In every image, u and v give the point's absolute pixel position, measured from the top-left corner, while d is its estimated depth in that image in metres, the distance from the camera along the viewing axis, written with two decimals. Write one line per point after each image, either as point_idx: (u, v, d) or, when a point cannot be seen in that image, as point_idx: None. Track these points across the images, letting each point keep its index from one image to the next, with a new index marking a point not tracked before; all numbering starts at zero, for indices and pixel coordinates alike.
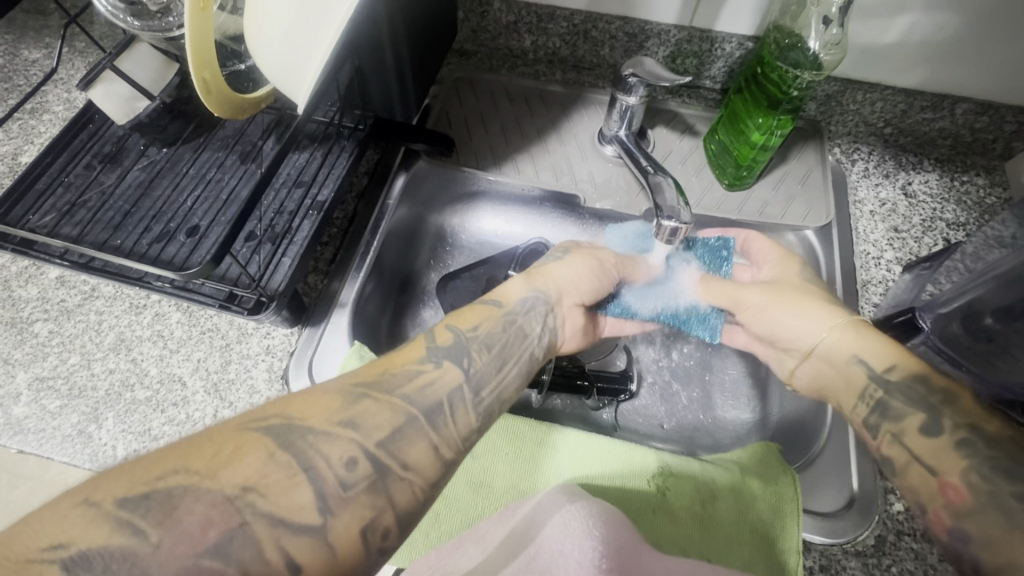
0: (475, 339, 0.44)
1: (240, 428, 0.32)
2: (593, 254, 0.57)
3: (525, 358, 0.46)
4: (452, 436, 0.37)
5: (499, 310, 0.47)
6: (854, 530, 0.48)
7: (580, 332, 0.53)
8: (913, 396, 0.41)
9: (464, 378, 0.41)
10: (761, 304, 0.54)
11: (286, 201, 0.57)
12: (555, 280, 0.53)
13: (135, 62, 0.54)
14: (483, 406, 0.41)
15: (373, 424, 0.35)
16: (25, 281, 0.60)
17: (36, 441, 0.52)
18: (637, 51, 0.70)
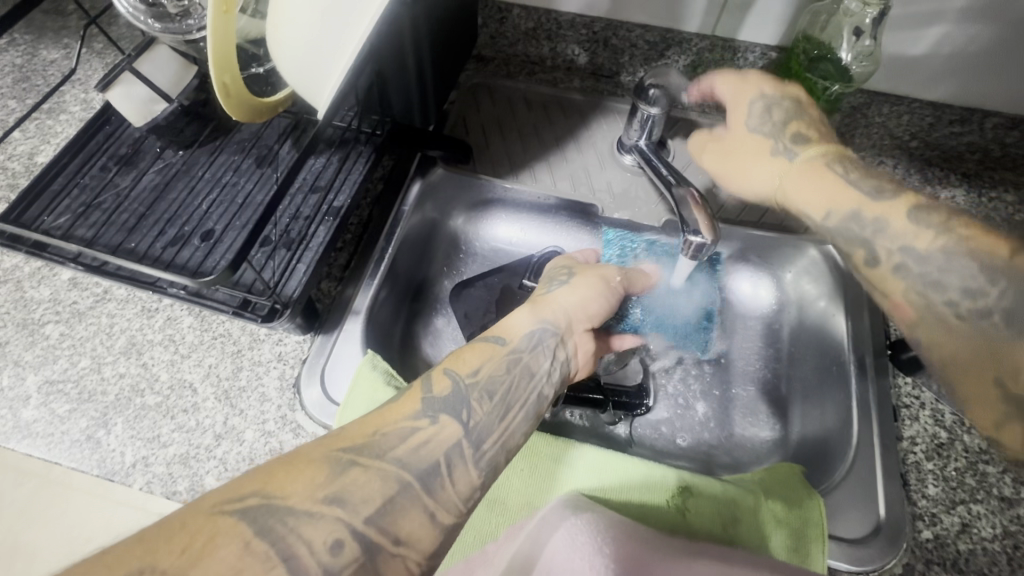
0: (476, 386, 0.43)
1: (218, 512, 0.31)
2: (600, 274, 0.57)
3: (531, 401, 0.45)
4: (449, 498, 0.37)
5: (502, 349, 0.47)
6: (883, 557, 0.46)
7: (591, 359, 0.53)
8: (854, 237, 0.46)
9: (462, 433, 0.40)
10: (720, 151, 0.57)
11: (302, 207, 0.56)
12: (559, 308, 0.52)
13: (153, 64, 0.53)
14: (486, 460, 0.40)
15: (360, 498, 0.34)
16: (38, 282, 0.59)
17: (45, 445, 0.51)
18: (657, 59, 0.69)
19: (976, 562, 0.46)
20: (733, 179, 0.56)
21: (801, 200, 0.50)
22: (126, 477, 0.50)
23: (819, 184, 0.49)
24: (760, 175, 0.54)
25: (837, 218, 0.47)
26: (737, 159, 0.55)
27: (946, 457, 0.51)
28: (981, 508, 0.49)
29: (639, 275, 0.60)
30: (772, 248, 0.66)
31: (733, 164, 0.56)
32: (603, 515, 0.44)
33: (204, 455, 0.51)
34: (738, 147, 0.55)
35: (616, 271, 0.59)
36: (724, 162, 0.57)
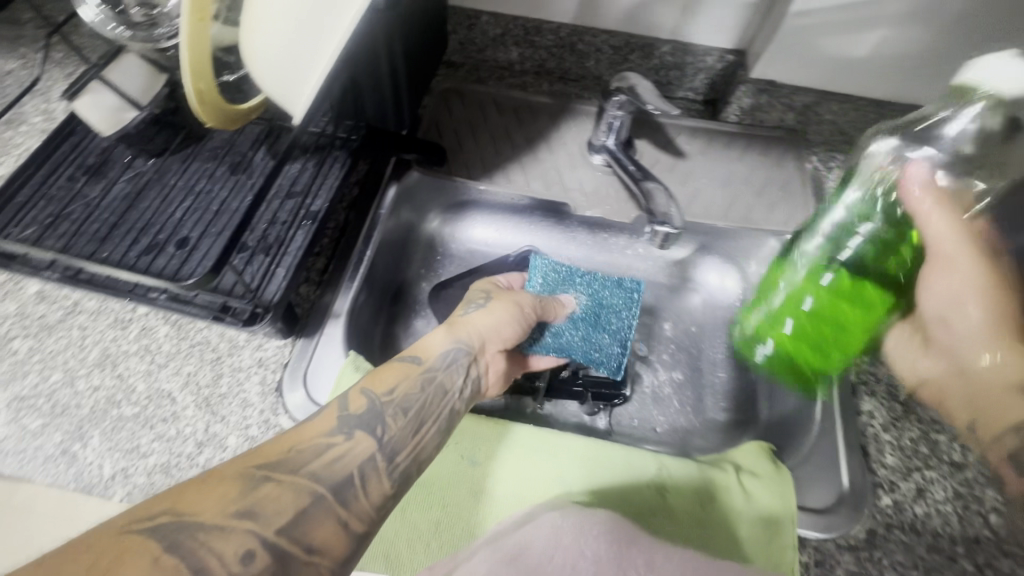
0: (391, 403, 0.45)
1: (122, 532, 0.32)
2: (514, 298, 0.57)
3: (444, 415, 0.47)
4: (361, 508, 0.39)
5: (418, 368, 0.49)
6: (847, 525, 0.49)
7: (505, 379, 0.55)
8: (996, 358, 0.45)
9: (375, 448, 0.42)
10: (948, 270, 0.46)
11: (280, 211, 0.56)
12: (475, 330, 0.53)
13: (122, 73, 0.53)
14: (397, 472, 0.42)
15: (273, 510, 0.36)
16: (2, 296, 0.58)
17: (16, 462, 0.50)
18: (621, 63, 0.73)
19: (931, 524, 0.50)
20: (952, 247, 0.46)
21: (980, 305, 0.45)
22: (104, 489, 0.49)
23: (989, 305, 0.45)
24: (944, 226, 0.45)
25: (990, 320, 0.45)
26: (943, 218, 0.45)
27: (901, 428, 0.55)
28: (934, 473, 0.53)
29: (551, 302, 0.59)
30: (736, 240, 0.69)
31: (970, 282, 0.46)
32: (588, 516, 0.44)
33: (185, 464, 0.50)
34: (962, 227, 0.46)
35: (529, 296, 0.57)
36: (946, 241, 0.46)
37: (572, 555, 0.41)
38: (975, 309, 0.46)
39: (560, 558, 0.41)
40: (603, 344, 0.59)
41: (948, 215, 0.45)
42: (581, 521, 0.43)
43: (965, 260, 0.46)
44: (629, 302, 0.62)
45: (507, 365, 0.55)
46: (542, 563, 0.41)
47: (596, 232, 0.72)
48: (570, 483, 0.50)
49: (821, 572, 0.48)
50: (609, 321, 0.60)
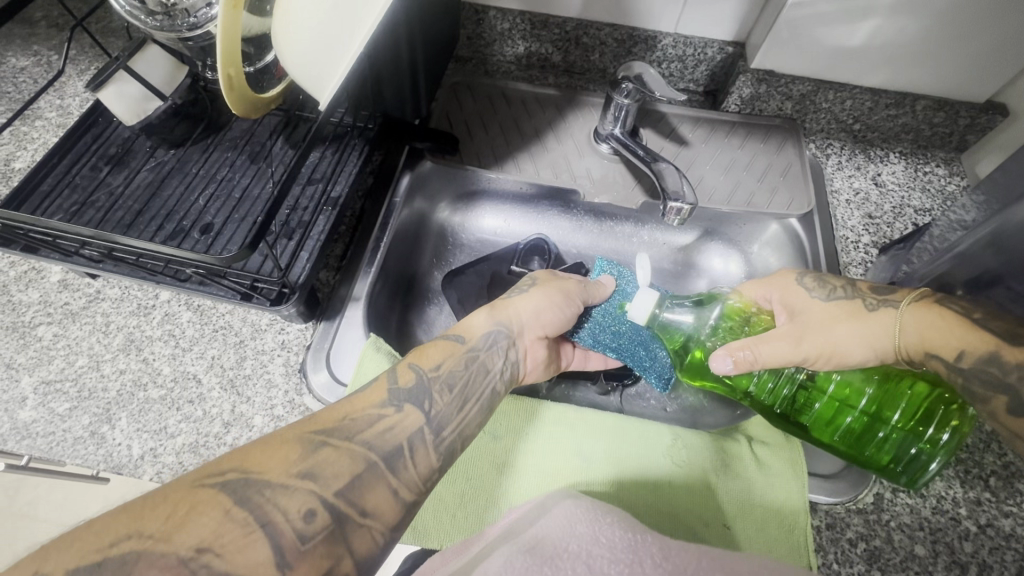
0: (437, 379, 0.46)
1: (198, 484, 0.34)
2: (560, 285, 0.55)
3: (487, 394, 0.48)
4: (411, 478, 0.40)
5: (461, 347, 0.49)
6: (855, 489, 0.52)
7: (542, 365, 0.54)
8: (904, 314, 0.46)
9: (423, 421, 0.43)
10: (775, 339, 0.47)
11: (301, 197, 0.58)
12: (517, 314, 0.53)
13: (148, 62, 0.54)
14: (445, 446, 0.43)
15: (331, 473, 0.37)
16: (25, 285, 0.59)
17: (46, 444, 0.51)
18: (626, 56, 0.75)
19: (936, 488, 0.52)
20: (803, 356, 0.46)
21: (852, 342, 0.46)
22: (134, 469, 0.50)
23: (847, 323, 0.47)
24: (777, 347, 0.47)
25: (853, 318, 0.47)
26: (781, 351, 0.47)
27: None
28: None
29: (596, 284, 0.57)
30: (740, 225, 0.71)
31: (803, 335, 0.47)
32: (606, 510, 0.39)
33: (214, 443, 0.51)
34: (788, 334, 0.47)
35: (578, 285, 0.55)
36: (792, 358, 0.46)
37: (587, 543, 0.34)
38: (850, 350, 0.46)
39: (575, 549, 0.34)
40: (660, 355, 0.56)
41: (766, 340, 0.47)
42: (595, 510, 0.39)
43: (811, 337, 0.47)
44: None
45: (545, 352, 0.54)
46: (556, 553, 0.33)
47: (604, 218, 0.74)
48: (588, 455, 0.52)
49: (832, 534, 0.50)
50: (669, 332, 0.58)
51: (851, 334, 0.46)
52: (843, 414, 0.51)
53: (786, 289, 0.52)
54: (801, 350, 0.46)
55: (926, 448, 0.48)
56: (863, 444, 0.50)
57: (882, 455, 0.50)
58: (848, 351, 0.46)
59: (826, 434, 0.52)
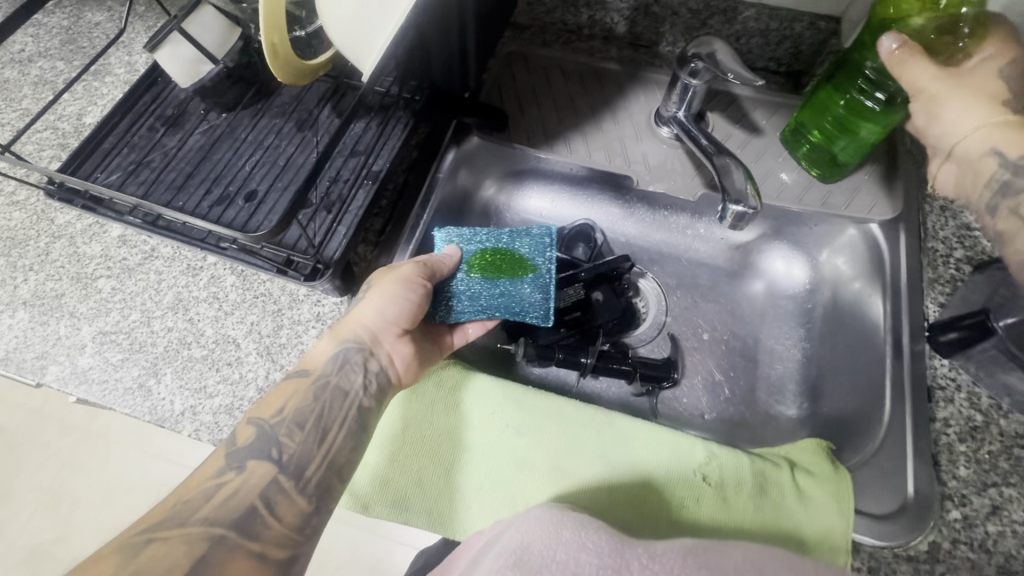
0: (282, 423, 0.47)
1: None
2: (390, 276, 0.53)
3: (351, 416, 0.49)
4: (274, 534, 0.43)
5: (309, 380, 0.50)
6: (906, 535, 0.47)
7: (415, 360, 0.53)
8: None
9: (276, 470, 0.45)
10: (923, 67, 0.43)
11: (343, 169, 0.57)
12: (359, 326, 0.52)
13: (201, 25, 0.54)
14: (310, 486, 0.45)
15: (164, 569, 0.38)
16: (89, 238, 0.62)
17: (99, 391, 0.54)
18: (700, 29, 0.68)
19: (1005, 544, 0.46)
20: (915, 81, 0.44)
21: (961, 102, 0.42)
22: (174, 424, 0.53)
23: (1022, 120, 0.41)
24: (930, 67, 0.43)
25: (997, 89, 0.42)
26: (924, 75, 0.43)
27: (980, 440, 0.50)
28: (1014, 492, 0.48)
29: (437, 262, 0.55)
30: (811, 224, 0.65)
31: (952, 87, 0.43)
32: (582, 515, 0.41)
33: (248, 407, 0.53)
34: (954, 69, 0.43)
35: (410, 262, 0.53)
36: (927, 84, 0.43)
37: (574, 551, 0.37)
38: (953, 124, 0.43)
39: (563, 557, 0.37)
40: (525, 294, 0.56)
41: (927, 64, 0.43)
42: (579, 518, 0.40)
43: (954, 92, 0.43)
44: (540, 249, 0.57)
45: (411, 348, 0.54)
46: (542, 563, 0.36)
47: (658, 206, 0.70)
48: (613, 460, 0.50)
49: None
50: (526, 272, 0.56)
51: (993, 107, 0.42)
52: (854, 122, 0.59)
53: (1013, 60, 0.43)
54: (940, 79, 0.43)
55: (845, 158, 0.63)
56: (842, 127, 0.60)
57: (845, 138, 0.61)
58: (979, 114, 0.42)
59: (822, 94, 0.61)
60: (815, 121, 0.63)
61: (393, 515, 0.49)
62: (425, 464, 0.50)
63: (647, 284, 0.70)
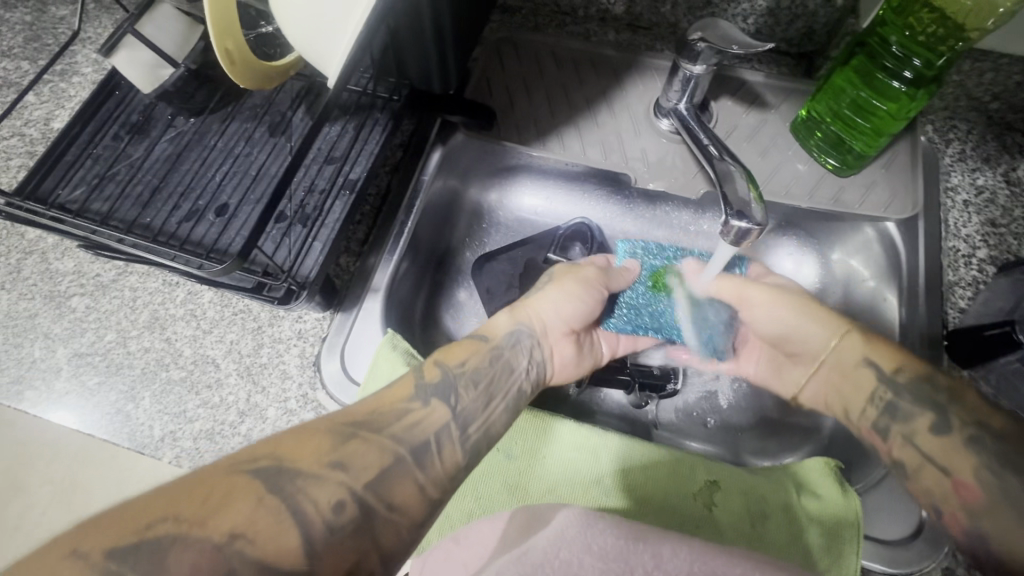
0: (462, 375, 0.44)
1: (234, 471, 0.32)
2: (580, 277, 0.56)
3: (512, 392, 0.47)
4: (438, 474, 0.38)
5: (486, 345, 0.48)
6: (920, 561, 0.45)
7: (573, 364, 0.54)
8: (924, 399, 0.43)
9: (449, 417, 0.41)
10: (756, 305, 0.56)
11: (317, 179, 0.54)
12: (539, 315, 0.53)
13: (157, 25, 0.50)
14: (471, 442, 0.41)
15: (360, 466, 0.35)
16: (61, 253, 0.59)
17: (79, 416, 0.53)
18: (704, 8, 0.62)
19: None
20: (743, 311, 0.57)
21: (770, 300, 0.55)
22: (156, 450, 0.52)
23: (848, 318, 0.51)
24: (768, 309, 0.55)
25: (868, 342, 0.48)
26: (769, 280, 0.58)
27: None
28: None
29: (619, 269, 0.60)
30: (819, 222, 0.61)
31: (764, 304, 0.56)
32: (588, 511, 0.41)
33: (229, 431, 0.51)
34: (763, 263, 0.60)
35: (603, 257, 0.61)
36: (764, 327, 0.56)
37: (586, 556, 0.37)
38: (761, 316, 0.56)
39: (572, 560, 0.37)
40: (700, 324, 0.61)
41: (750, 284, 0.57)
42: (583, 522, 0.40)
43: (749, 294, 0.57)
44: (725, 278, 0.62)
45: (573, 350, 0.54)
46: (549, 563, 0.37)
47: (659, 202, 0.66)
48: (609, 485, 0.47)
49: None
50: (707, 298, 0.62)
51: (804, 356, 0.53)
52: (876, 104, 0.55)
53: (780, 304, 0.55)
54: (792, 326, 0.53)
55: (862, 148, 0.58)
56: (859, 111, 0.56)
57: (865, 122, 0.57)
58: (789, 325, 0.54)
59: (837, 77, 0.56)
60: (830, 108, 0.58)
61: None
62: None
63: None
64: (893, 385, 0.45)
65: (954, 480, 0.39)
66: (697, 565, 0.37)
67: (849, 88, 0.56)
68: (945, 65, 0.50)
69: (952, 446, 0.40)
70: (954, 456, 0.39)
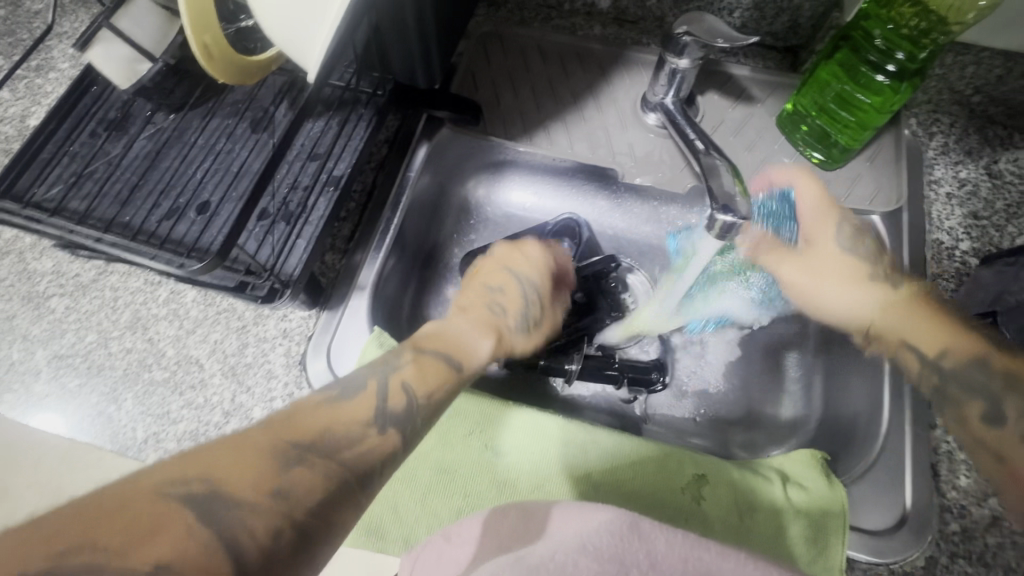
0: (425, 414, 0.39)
1: (155, 495, 0.29)
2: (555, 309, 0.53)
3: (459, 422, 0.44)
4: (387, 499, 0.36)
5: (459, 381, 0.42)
6: (904, 550, 0.45)
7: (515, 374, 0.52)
8: (977, 383, 0.44)
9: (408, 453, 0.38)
10: (808, 271, 0.57)
11: (300, 175, 0.53)
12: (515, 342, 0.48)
13: (132, 18, 0.49)
14: None
15: (304, 492, 0.32)
16: (39, 253, 0.58)
17: (59, 418, 0.52)
18: (690, 2, 0.62)
19: (1004, 558, 0.44)
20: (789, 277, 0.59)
21: (817, 270, 0.57)
22: (138, 452, 0.51)
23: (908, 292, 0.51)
24: (821, 269, 0.56)
25: (914, 311, 0.49)
26: (827, 242, 0.56)
27: None
28: None
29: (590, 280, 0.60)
30: None
31: (816, 279, 0.56)
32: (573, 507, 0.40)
33: (213, 432, 0.51)
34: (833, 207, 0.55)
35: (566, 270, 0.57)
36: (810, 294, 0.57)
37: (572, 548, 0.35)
38: (808, 286, 0.57)
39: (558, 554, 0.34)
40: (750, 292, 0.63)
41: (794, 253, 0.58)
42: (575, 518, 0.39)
43: (799, 261, 0.58)
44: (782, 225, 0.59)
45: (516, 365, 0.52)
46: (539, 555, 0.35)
47: (647, 199, 0.65)
48: (597, 479, 0.47)
49: None
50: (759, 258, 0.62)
51: (850, 327, 0.55)
52: (860, 99, 0.56)
53: (826, 267, 0.56)
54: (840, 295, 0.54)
55: (847, 141, 0.59)
56: (845, 105, 0.57)
57: (851, 116, 0.57)
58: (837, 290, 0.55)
59: (822, 71, 0.56)
60: (816, 101, 0.59)
61: (368, 545, 0.47)
62: (400, 489, 0.48)
63: (634, 278, 0.66)
64: (939, 372, 0.46)
65: (1013, 467, 0.41)
66: (691, 560, 0.34)
67: (835, 83, 0.56)
68: (927, 58, 0.51)
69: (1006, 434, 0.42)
70: (1012, 446, 0.41)
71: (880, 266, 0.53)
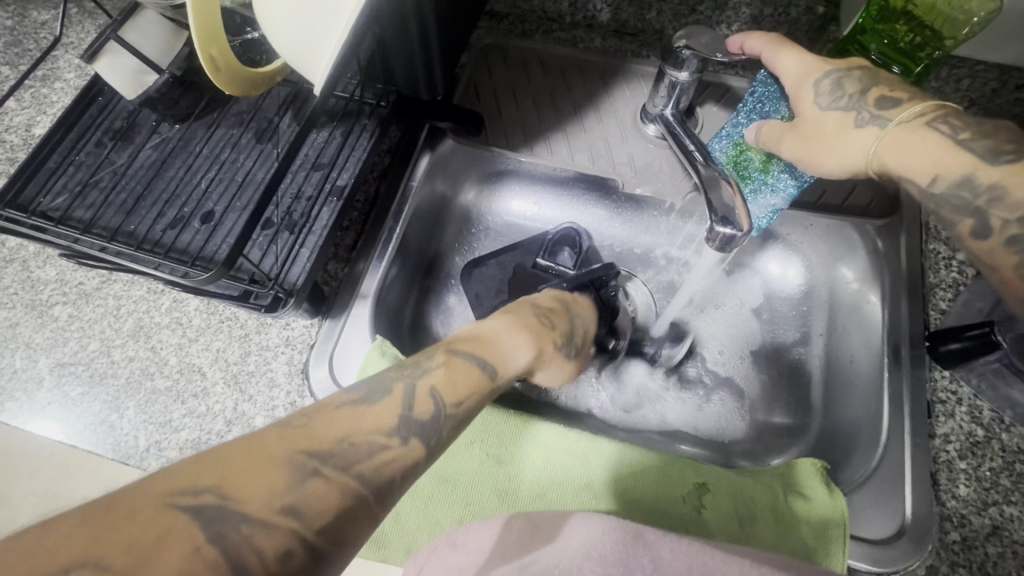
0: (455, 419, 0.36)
1: (164, 503, 0.25)
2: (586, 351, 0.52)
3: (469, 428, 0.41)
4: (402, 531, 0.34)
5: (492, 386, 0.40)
6: (904, 559, 0.45)
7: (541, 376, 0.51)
8: (963, 205, 0.40)
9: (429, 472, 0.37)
10: (823, 143, 0.45)
11: (304, 186, 0.54)
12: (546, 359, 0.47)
13: (140, 32, 0.50)
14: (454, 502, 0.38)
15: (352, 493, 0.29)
16: (43, 262, 0.58)
17: (60, 426, 0.52)
18: (688, 15, 0.63)
19: (1004, 567, 0.44)
20: (787, 154, 0.47)
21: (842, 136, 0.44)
22: (140, 460, 0.51)
23: (903, 122, 0.42)
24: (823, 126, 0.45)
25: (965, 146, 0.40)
26: (810, 102, 0.46)
27: (980, 457, 0.48)
28: (1015, 510, 0.46)
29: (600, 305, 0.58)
30: (805, 226, 0.62)
31: (819, 145, 0.45)
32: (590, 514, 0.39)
33: (216, 441, 0.51)
34: (807, 64, 0.47)
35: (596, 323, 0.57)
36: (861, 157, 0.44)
37: (577, 558, 0.35)
38: (832, 157, 0.45)
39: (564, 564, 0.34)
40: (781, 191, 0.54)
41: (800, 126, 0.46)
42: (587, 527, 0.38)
43: (814, 131, 0.45)
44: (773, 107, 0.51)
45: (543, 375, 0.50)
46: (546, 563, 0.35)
47: (647, 208, 0.66)
48: (598, 488, 0.47)
49: None
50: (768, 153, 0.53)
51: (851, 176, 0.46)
52: None
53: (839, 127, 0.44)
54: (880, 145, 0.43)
55: None
56: None
57: None
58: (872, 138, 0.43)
59: None
60: None
61: (370, 554, 0.47)
62: (402, 497, 0.48)
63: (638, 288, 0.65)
64: (932, 200, 0.41)
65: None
66: (696, 566, 0.35)
67: None
68: (923, 73, 0.52)
69: (993, 245, 0.39)
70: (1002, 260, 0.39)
71: (865, 107, 0.43)
